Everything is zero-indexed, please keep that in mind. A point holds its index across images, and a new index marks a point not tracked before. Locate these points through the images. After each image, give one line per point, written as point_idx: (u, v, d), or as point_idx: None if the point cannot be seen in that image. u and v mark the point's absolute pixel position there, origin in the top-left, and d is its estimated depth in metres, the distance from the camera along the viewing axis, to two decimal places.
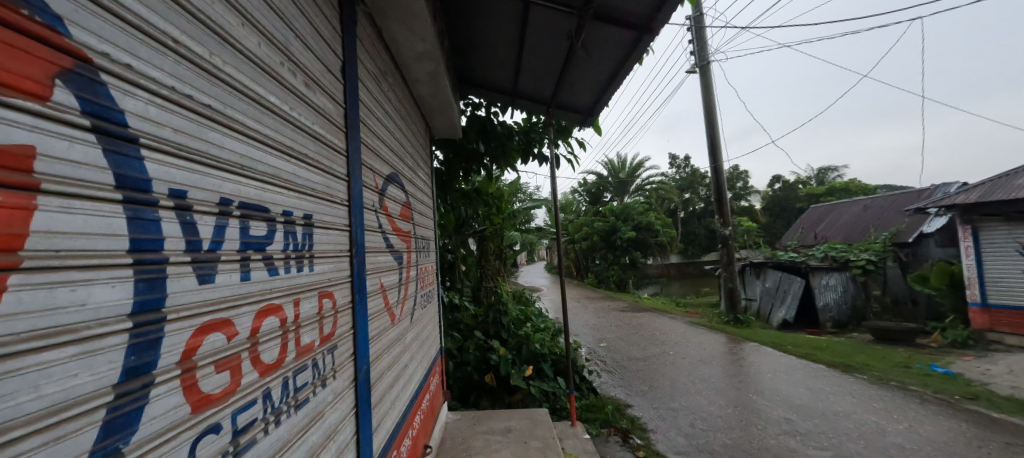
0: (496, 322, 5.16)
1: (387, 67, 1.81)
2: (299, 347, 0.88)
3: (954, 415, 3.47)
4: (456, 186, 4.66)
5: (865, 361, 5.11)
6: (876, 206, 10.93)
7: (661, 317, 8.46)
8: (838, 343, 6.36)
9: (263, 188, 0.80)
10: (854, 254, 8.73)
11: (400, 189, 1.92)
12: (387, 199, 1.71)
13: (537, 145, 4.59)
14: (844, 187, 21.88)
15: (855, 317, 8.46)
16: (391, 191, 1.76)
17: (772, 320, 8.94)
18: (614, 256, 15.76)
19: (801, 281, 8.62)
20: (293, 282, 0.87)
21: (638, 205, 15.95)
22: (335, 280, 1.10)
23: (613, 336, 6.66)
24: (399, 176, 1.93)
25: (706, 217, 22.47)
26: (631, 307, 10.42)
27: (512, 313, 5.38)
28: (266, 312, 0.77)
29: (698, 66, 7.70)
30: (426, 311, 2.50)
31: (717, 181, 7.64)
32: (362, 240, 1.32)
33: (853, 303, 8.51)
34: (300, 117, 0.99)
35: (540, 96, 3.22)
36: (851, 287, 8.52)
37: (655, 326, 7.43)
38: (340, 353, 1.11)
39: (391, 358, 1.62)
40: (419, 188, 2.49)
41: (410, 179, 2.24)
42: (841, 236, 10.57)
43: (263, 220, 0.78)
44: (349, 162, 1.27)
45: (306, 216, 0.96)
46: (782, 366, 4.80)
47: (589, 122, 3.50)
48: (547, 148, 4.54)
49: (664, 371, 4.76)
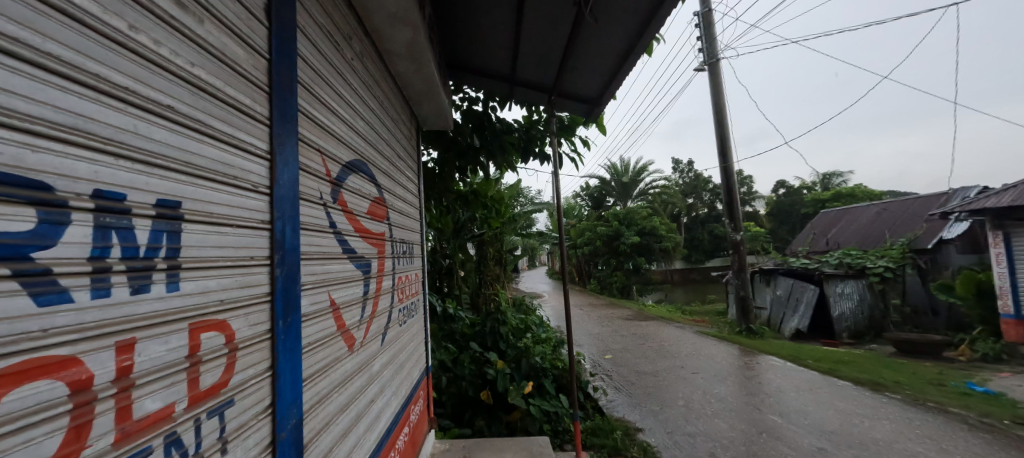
0: (495, 332, 4.80)
1: (352, 30, 1.47)
2: (125, 426, 0.51)
3: (1010, 445, 3.07)
4: (452, 186, 4.34)
5: (893, 378, 4.70)
6: (892, 211, 10.40)
7: (668, 326, 8.07)
8: (860, 357, 5.95)
9: (29, 146, 0.43)
10: (871, 261, 8.30)
11: (367, 181, 1.57)
12: (347, 191, 1.36)
13: (539, 144, 4.31)
14: (851, 193, 21.43)
15: (872, 327, 8.05)
16: (353, 181, 1.41)
17: (785, 330, 8.56)
18: (617, 262, 15.38)
19: (814, 288, 8.25)
20: (116, 313, 0.51)
21: (641, 209, 15.62)
22: (231, 302, 0.74)
23: (618, 346, 6.28)
24: (367, 166, 1.58)
25: (710, 221, 22.13)
26: (637, 314, 10.05)
27: (512, 323, 5.02)
28: (20, 378, 0.40)
29: (707, 63, 7.39)
30: (407, 327, 2.14)
31: (727, 184, 7.27)
32: (295, 244, 0.97)
33: (870, 312, 8.11)
34: (164, 49, 0.63)
35: (541, 83, 2.89)
36: (867, 296, 8.13)
37: (662, 336, 7.04)
38: (239, 411, 0.74)
39: (348, 396, 1.25)
40: (398, 185, 2.13)
41: (386, 170, 1.89)
42: (855, 242, 10.04)
43: (24, 203, 0.41)
44: (274, 135, 0.92)
45: (162, 205, 0.60)
46: (804, 383, 4.41)
47: (595, 114, 3.17)
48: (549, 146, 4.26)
49: (676, 386, 4.39)
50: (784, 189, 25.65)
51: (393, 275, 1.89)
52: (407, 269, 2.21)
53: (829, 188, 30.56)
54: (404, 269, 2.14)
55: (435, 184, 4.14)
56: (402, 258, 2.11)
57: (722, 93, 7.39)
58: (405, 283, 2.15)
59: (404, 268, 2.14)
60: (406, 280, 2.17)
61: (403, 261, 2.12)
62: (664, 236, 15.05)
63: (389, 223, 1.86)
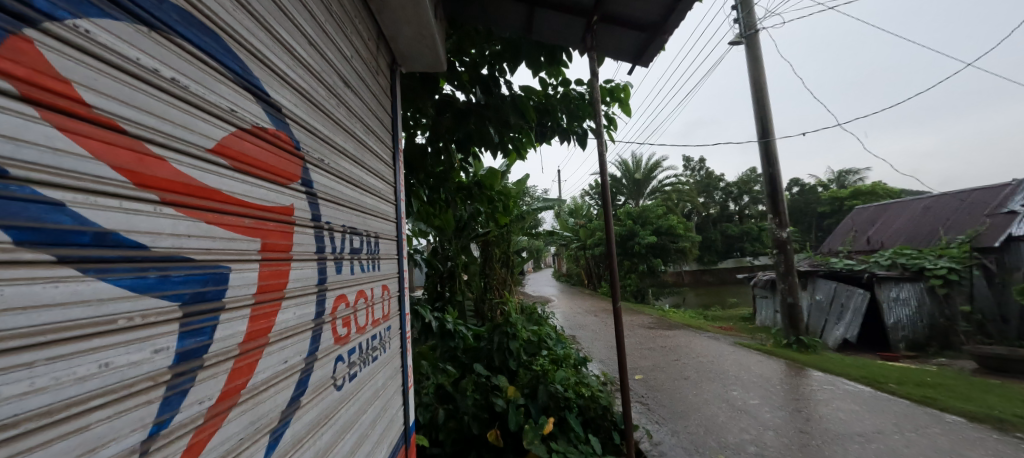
0: (503, 349, 3.88)
1: None
2: None
3: None
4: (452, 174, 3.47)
5: (1008, 409, 3.69)
6: (944, 202, 9.19)
7: (699, 336, 7.10)
8: (943, 376, 4.95)
9: None
10: (929, 262, 7.16)
11: (207, 76, 0.63)
12: (76, 58, 0.43)
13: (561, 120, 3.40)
14: (873, 191, 20.16)
15: (934, 337, 7.03)
16: (117, 45, 0.48)
17: (828, 340, 7.59)
18: (631, 263, 14.34)
19: (863, 293, 7.26)
20: None
21: (657, 207, 14.59)
22: None
23: (648, 363, 5.33)
24: (208, 38, 0.64)
25: (724, 221, 20.97)
26: (657, 321, 9.09)
27: (523, 337, 4.11)
28: None
29: (742, 36, 6.43)
30: (366, 377, 1.23)
31: (769, 174, 6.29)
32: None
33: (931, 320, 7.09)
34: None
35: (576, 1, 1.97)
36: (926, 301, 7.10)
37: (696, 349, 6.08)
38: None
39: None
40: (339, 129, 1.17)
41: (301, 86, 0.95)
42: (902, 241, 8.91)
43: None
44: None
45: None
46: (902, 419, 3.43)
47: (656, 44, 2.23)
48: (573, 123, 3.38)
49: (736, 422, 3.43)
50: (801, 187, 24.44)
51: (320, 294, 0.95)
52: (363, 282, 1.27)
53: (844, 184, 29.14)
54: (357, 283, 1.20)
55: (432, 171, 3.27)
56: (350, 262, 1.17)
57: (764, 69, 6.35)
58: (359, 310, 1.21)
59: (357, 279, 1.21)
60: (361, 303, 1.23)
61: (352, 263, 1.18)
62: (681, 235, 14.04)
63: (308, 189, 0.93)
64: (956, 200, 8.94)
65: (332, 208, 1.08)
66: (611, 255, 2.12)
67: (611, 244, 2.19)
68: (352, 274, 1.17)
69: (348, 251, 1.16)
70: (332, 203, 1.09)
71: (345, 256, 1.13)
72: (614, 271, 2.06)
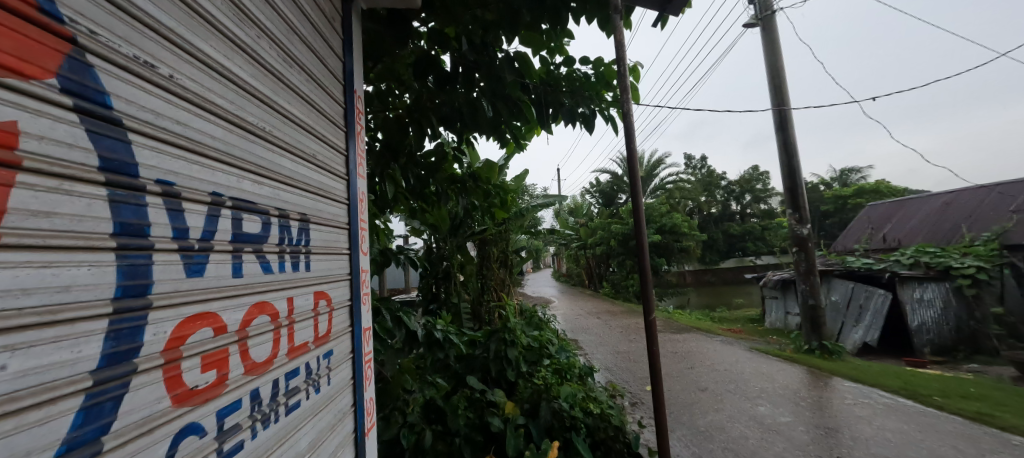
0: (500, 358, 3.43)
1: None
2: None
3: None
4: (446, 166, 3.03)
5: None
6: (964, 198, 8.73)
7: (710, 340, 6.65)
8: (985, 385, 4.50)
9: None
10: (955, 260, 6.68)
11: None
12: None
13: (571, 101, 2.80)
14: (876, 189, 19.76)
15: (962, 341, 6.57)
16: None
17: (846, 343, 7.16)
18: (634, 263, 13.87)
19: (884, 294, 6.80)
20: None
21: (660, 205, 14.10)
22: None
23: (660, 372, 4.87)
24: None
25: (726, 220, 20.51)
26: (664, 323, 8.63)
27: (523, 343, 3.64)
28: None
29: (756, 18, 6.01)
30: (272, 443, 0.76)
31: (788, 166, 5.84)
32: None
33: (957, 322, 6.59)
34: None
35: None
36: (953, 302, 6.63)
37: (710, 355, 5.62)
38: None
39: None
40: (208, 32, 0.69)
41: None
42: (922, 238, 8.46)
43: None
44: None
45: None
46: (961, 441, 2.97)
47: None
48: (584, 105, 2.80)
49: (769, 445, 2.98)
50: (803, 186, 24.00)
51: (115, 321, 0.47)
52: (265, 290, 0.78)
53: (846, 183, 28.78)
54: (244, 292, 0.72)
55: (423, 162, 2.88)
56: (228, 256, 0.68)
57: (781, 55, 5.92)
58: (252, 335, 0.73)
59: (245, 286, 0.72)
60: (256, 324, 0.74)
61: (235, 258, 0.70)
62: (685, 234, 13.57)
63: (78, 105, 0.45)
64: (977, 196, 8.49)
65: (178, 161, 0.60)
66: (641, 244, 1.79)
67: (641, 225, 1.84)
68: (231, 278, 0.68)
69: (226, 237, 0.68)
70: (183, 150, 0.61)
71: (213, 246, 0.64)
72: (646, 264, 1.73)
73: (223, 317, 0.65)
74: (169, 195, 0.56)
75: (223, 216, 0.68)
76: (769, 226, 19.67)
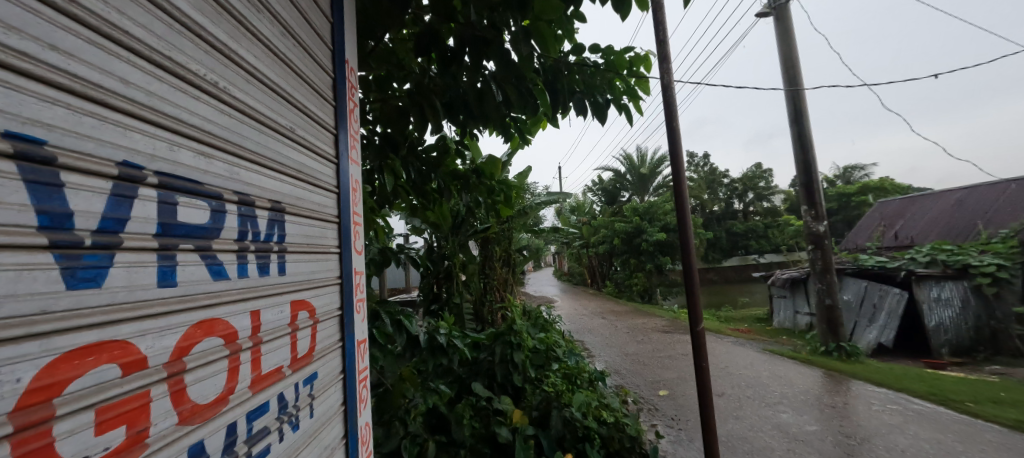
0: (506, 362, 3.21)
1: None
2: None
3: None
4: (445, 163, 2.84)
5: None
6: (979, 194, 8.50)
7: (720, 341, 6.43)
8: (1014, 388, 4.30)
9: None
10: (974, 258, 6.45)
11: None
12: None
13: (583, 92, 2.54)
14: (881, 186, 19.52)
15: (981, 341, 6.35)
16: None
17: (859, 344, 6.94)
18: (637, 262, 13.65)
19: (900, 293, 6.59)
20: None
21: (664, 203, 13.86)
22: None
23: (672, 376, 4.66)
24: None
25: (730, 218, 20.29)
26: (671, 323, 8.41)
27: (530, 347, 3.43)
28: None
29: (770, 6, 5.76)
30: None
31: (803, 161, 5.62)
32: None
33: (976, 321, 6.38)
34: None
35: None
36: (971, 301, 6.42)
37: (722, 357, 5.41)
38: None
39: None
40: None
41: None
42: (936, 236, 8.23)
43: None
44: None
45: None
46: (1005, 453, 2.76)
47: None
48: (597, 94, 2.55)
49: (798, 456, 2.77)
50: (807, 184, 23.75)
51: None
52: (216, 303, 0.57)
53: (850, 181, 28.56)
54: (181, 307, 0.50)
55: (424, 157, 2.72)
56: (153, 255, 0.47)
57: (795, 45, 5.69)
58: (190, 369, 0.51)
59: (180, 299, 0.50)
60: (198, 352, 0.53)
61: (165, 259, 0.48)
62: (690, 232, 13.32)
63: None
64: (992, 192, 8.27)
65: (54, 106, 0.38)
66: (683, 213, 2.09)
67: (683, 198, 2.12)
68: (155, 288, 0.47)
69: (147, 229, 0.46)
70: (67, 93, 0.39)
71: (122, 242, 0.42)
72: (689, 230, 2.06)
73: (139, 346, 0.44)
74: (27, 157, 0.34)
75: (142, 198, 0.46)
76: (773, 224, 19.43)
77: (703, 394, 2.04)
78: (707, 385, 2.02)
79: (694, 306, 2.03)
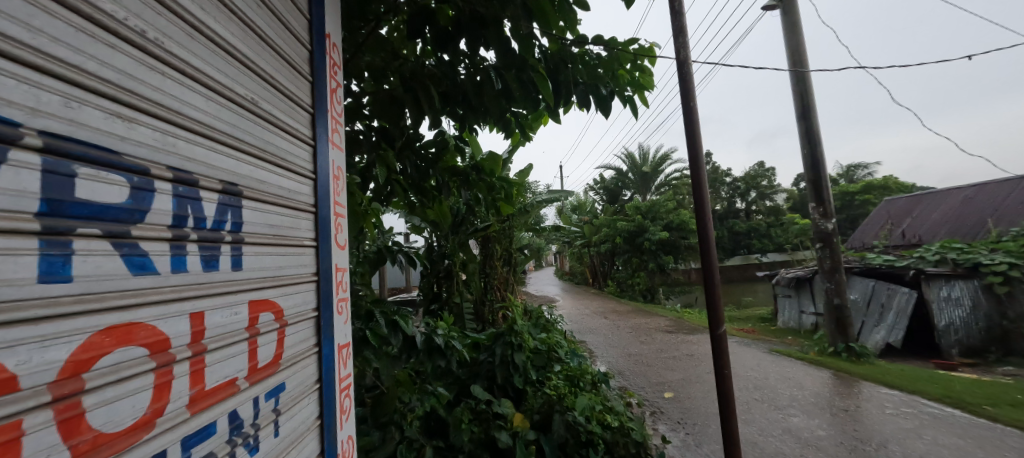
0: (506, 364, 3.09)
1: None
2: None
3: None
4: (447, 159, 2.71)
5: None
6: (988, 192, 8.33)
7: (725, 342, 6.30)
8: None
9: None
10: (985, 256, 6.31)
11: None
12: None
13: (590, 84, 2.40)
14: (885, 185, 19.33)
15: (992, 341, 6.20)
16: None
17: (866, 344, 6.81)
18: (639, 261, 13.51)
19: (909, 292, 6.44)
20: None
21: (667, 201, 13.72)
22: None
23: (676, 377, 4.54)
24: None
25: (732, 217, 20.13)
26: (675, 323, 8.28)
27: (531, 347, 3.31)
28: None
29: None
30: None
31: (810, 158, 5.49)
32: None
33: (986, 322, 6.21)
34: None
35: None
36: (982, 301, 6.24)
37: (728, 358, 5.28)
38: None
39: None
40: None
41: None
42: (944, 234, 8.08)
43: None
44: None
45: None
46: None
47: None
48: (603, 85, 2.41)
49: None
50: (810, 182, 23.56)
51: None
52: (137, 304, 0.45)
53: (853, 180, 28.34)
54: (80, 309, 0.38)
55: (422, 153, 2.61)
56: (33, 241, 0.35)
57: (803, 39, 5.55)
58: (93, 387, 0.39)
59: (79, 300, 0.38)
60: (106, 366, 0.41)
61: (54, 246, 0.36)
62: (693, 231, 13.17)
63: None
64: (1002, 190, 8.10)
65: None
66: (704, 207, 1.96)
67: (702, 191, 2.00)
68: (35, 285, 0.35)
69: (23, 205, 0.34)
70: None
71: None
72: (709, 226, 1.93)
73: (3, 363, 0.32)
74: None
75: (16, 163, 0.34)
76: (776, 223, 19.27)
77: (724, 401, 1.92)
78: (728, 391, 1.90)
79: (716, 307, 1.91)
